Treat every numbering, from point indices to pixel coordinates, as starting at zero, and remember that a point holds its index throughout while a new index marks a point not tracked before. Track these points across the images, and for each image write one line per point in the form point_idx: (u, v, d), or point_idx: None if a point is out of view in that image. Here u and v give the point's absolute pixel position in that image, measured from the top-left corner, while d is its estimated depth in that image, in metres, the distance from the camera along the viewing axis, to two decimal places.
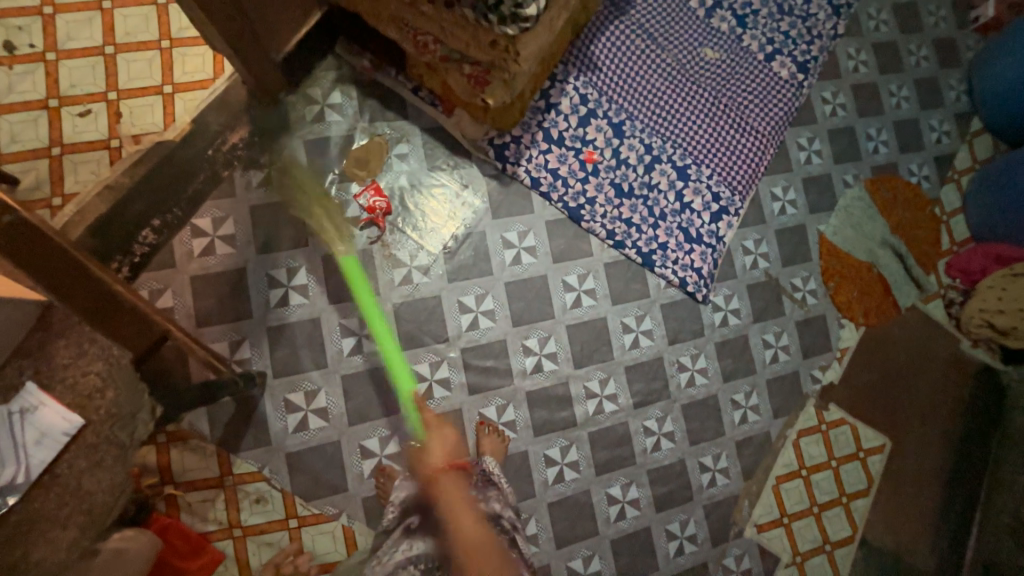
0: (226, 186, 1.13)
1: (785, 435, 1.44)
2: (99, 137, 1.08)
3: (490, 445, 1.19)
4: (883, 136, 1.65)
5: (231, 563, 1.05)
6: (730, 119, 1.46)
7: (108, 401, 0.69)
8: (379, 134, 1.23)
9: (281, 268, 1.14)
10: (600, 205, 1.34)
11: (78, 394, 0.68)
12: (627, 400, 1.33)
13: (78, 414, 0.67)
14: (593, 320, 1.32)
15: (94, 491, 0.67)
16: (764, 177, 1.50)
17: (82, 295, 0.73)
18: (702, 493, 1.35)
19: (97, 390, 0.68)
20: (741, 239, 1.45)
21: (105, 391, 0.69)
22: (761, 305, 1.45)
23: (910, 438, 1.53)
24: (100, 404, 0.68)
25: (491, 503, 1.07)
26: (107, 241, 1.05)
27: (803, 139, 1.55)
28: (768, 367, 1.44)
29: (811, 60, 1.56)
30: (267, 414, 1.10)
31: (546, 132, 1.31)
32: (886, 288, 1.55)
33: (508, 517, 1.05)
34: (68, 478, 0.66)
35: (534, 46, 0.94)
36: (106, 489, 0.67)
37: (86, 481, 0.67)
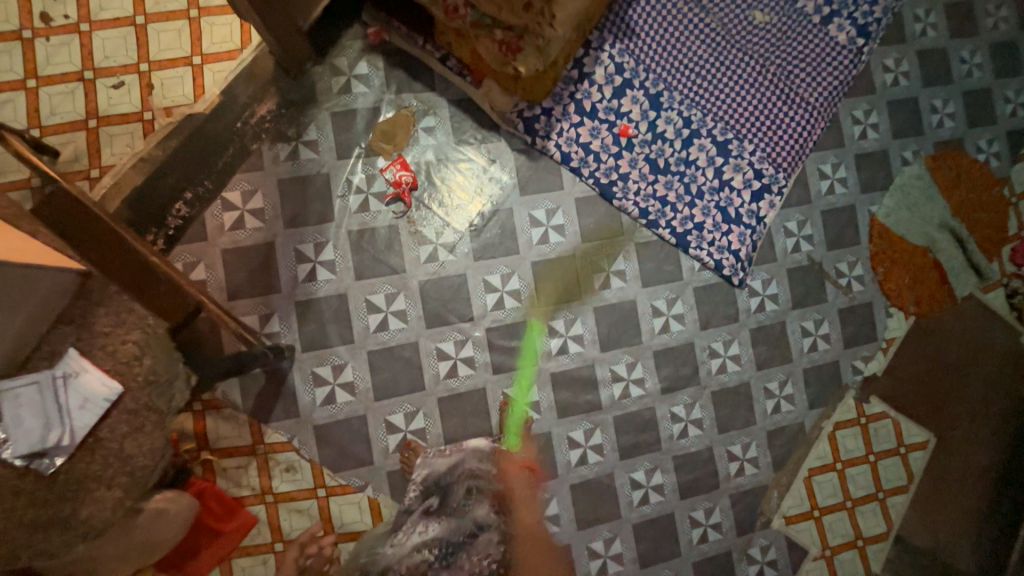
0: (255, 160, 1.13)
1: (821, 426, 1.38)
2: (132, 109, 1.09)
3: (513, 424, 1.19)
4: (949, 108, 1.50)
5: (264, 527, 1.10)
6: (778, 89, 1.36)
7: (147, 368, 0.70)
8: (406, 107, 1.19)
9: (308, 244, 1.14)
10: (633, 181, 1.27)
11: (118, 361, 0.69)
12: (655, 385, 1.29)
13: (117, 380, 0.68)
14: (622, 302, 1.28)
15: (134, 455, 0.69)
16: (812, 153, 1.39)
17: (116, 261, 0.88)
18: (729, 482, 1.32)
19: (134, 358, 0.69)
20: (783, 221, 1.37)
21: (143, 359, 0.70)
22: (801, 291, 1.37)
23: (957, 435, 1.44)
24: (138, 370, 0.69)
25: None
26: (143, 213, 1.07)
27: (858, 112, 1.43)
28: (806, 355, 1.37)
29: (874, 22, 1.42)
30: (296, 386, 1.12)
31: (578, 103, 1.25)
32: (941, 275, 1.44)
33: None
34: (112, 443, 0.68)
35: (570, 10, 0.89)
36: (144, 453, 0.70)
37: (128, 445, 0.68)
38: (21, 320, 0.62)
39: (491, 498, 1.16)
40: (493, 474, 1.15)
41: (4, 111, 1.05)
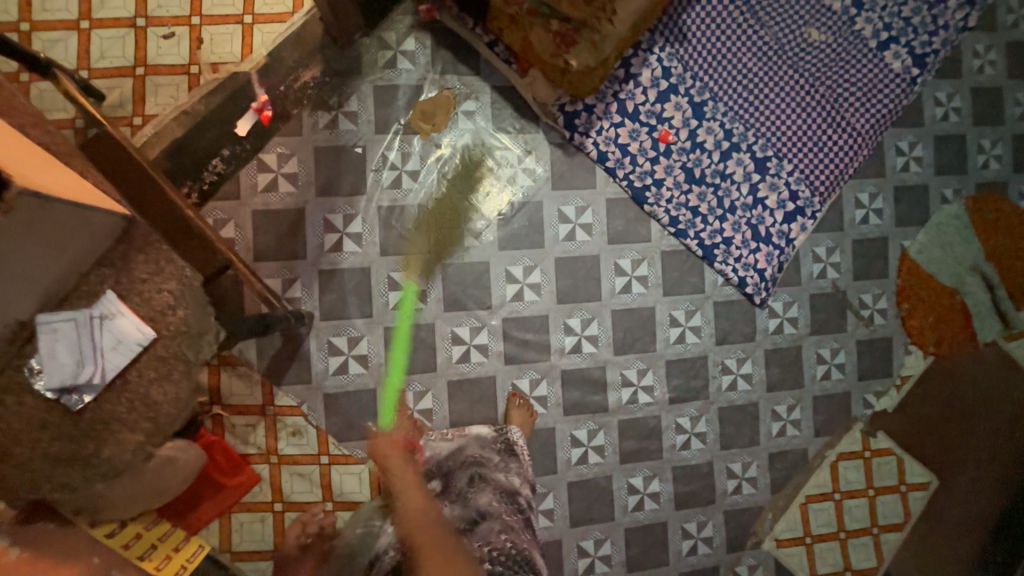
0: (294, 125, 1.13)
1: (824, 455, 1.37)
2: (180, 61, 1.09)
3: (519, 417, 1.19)
4: (997, 149, 1.46)
5: (266, 486, 1.12)
6: (823, 112, 1.33)
7: (179, 319, 0.71)
8: (448, 88, 1.19)
9: (338, 214, 1.14)
10: (666, 188, 1.26)
11: (152, 308, 0.70)
12: (663, 393, 1.29)
13: (151, 327, 0.70)
14: (641, 309, 1.28)
15: (159, 403, 0.70)
16: (851, 180, 1.37)
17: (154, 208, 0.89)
18: (725, 498, 1.32)
19: (169, 307, 0.71)
20: (812, 245, 1.35)
21: (176, 309, 0.71)
22: (822, 318, 1.36)
23: (959, 479, 1.42)
24: (171, 321, 0.71)
25: (511, 476, 1.02)
26: (179, 165, 1.08)
27: (903, 143, 1.40)
28: (818, 382, 1.36)
29: (931, 53, 1.38)
30: (311, 353, 1.14)
31: (621, 104, 1.24)
32: (966, 318, 1.42)
33: (526, 495, 1.01)
34: (138, 387, 0.69)
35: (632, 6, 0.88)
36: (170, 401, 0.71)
37: (153, 392, 0.70)
38: (67, 260, 0.64)
39: (499, 492, 0.98)
40: (498, 462, 1.05)
41: (56, 49, 1.06)
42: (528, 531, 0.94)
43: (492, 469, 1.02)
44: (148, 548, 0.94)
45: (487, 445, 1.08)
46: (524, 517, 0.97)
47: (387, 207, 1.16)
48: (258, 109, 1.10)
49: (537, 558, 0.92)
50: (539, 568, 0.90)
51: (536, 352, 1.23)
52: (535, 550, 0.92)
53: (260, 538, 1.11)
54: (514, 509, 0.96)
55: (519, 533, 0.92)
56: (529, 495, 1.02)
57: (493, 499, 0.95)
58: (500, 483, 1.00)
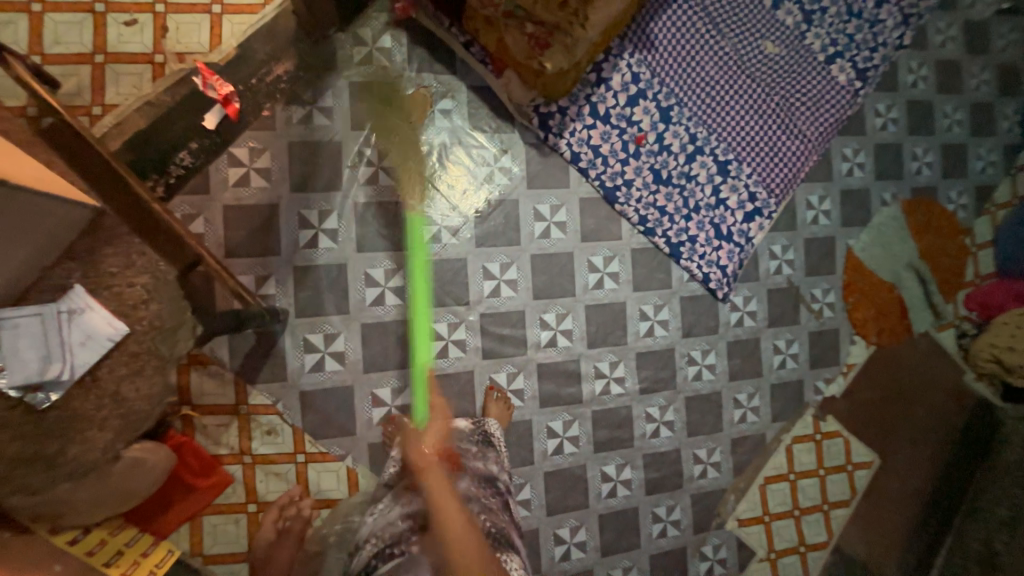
0: (267, 119, 1.11)
1: (780, 439, 1.47)
2: (143, 50, 1.05)
3: (496, 411, 1.21)
4: (928, 157, 1.61)
5: (239, 486, 1.09)
6: (778, 120, 1.43)
7: (151, 314, 0.71)
8: (425, 86, 1.20)
9: (313, 210, 1.13)
10: (636, 188, 1.32)
11: (123, 303, 0.69)
12: (634, 384, 1.35)
13: (124, 322, 0.68)
14: (612, 304, 1.33)
15: (130, 399, 0.70)
16: (803, 184, 1.48)
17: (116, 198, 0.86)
18: (692, 482, 1.39)
19: (140, 302, 0.70)
20: (769, 244, 1.45)
21: (148, 304, 0.71)
22: (778, 311, 1.46)
23: (896, 457, 1.57)
24: (143, 315, 0.70)
25: (488, 464, 1.06)
26: (143, 157, 1.04)
27: (848, 150, 1.53)
28: (775, 371, 1.46)
29: (872, 68, 1.51)
30: (286, 351, 1.12)
31: (593, 107, 1.28)
32: (902, 310, 1.56)
33: (504, 480, 1.05)
34: (108, 383, 0.68)
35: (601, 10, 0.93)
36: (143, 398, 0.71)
37: (124, 388, 0.69)
38: (27, 252, 0.62)
39: (477, 479, 1.00)
40: (476, 451, 1.07)
41: (3, 32, 1.00)
42: (507, 513, 0.99)
43: (470, 458, 1.04)
44: (113, 554, 0.92)
45: (466, 437, 1.10)
46: (503, 499, 1.01)
47: (364, 203, 1.16)
48: (224, 101, 1.06)
49: (515, 537, 0.96)
50: (518, 545, 0.95)
51: (513, 347, 1.26)
52: (513, 530, 0.96)
53: (232, 540, 1.08)
54: (492, 493, 1.00)
55: (498, 514, 0.96)
56: (505, 479, 1.06)
57: (472, 484, 0.98)
58: (478, 471, 1.02)
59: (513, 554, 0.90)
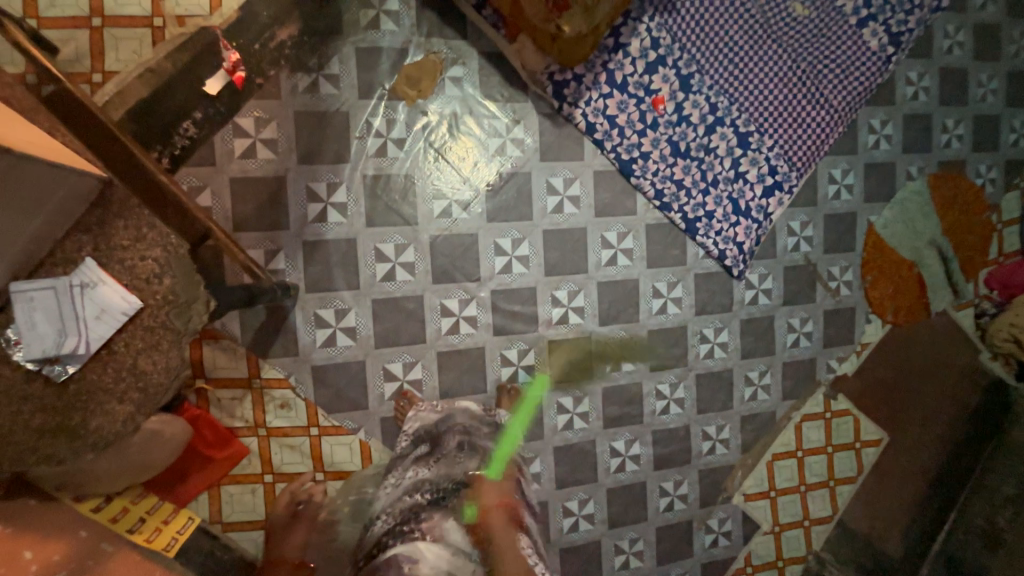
0: (271, 87, 1.07)
1: (789, 417, 1.47)
2: (140, 13, 1.01)
3: (510, 405, 1.19)
4: (959, 129, 1.54)
5: (255, 458, 1.12)
6: (803, 89, 1.36)
7: (165, 288, 0.69)
8: (434, 52, 1.14)
9: (321, 182, 1.11)
10: (653, 161, 1.28)
11: (136, 276, 0.68)
12: (645, 361, 1.34)
13: (136, 296, 0.67)
14: (625, 280, 1.31)
15: (149, 371, 0.69)
16: (826, 157, 1.42)
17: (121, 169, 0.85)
18: (700, 458, 1.41)
19: (154, 275, 0.68)
20: (788, 220, 1.40)
21: (163, 278, 0.69)
22: (793, 289, 1.43)
23: (906, 435, 1.56)
24: (157, 290, 0.68)
25: (498, 446, 1.02)
26: (147, 128, 1.01)
27: (875, 122, 1.46)
28: (788, 349, 1.44)
29: (906, 32, 1.42)
30: (297, 326, 1.12)
31: (610, 74, 1.23)
32: (922, 288, 1.52)
33: (516, 462, 1.01)
34: (125, 357, 0.67)
35: None
36: (161, 371, 0.69)
37: (141, 361, 0.68)
38: (38, 225, 0.60)
39: (487, 461, 0.97)
40: (486, 432, 1.04)
41: None
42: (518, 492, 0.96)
43: (479, 440, 1.01)
44: (137, 521, 0.96)
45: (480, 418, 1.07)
46: (515, 480, 0.98)
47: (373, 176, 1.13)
48: (230, 69, 1.03)
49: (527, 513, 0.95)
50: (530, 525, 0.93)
51: (523, 324, 1.25)
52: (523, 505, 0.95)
53: (250, 509, 1.11)
54: (502, 474, 0.97)
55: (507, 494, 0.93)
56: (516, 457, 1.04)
57: (481, 465, 0.94)
58: (487, 453, 0.99)
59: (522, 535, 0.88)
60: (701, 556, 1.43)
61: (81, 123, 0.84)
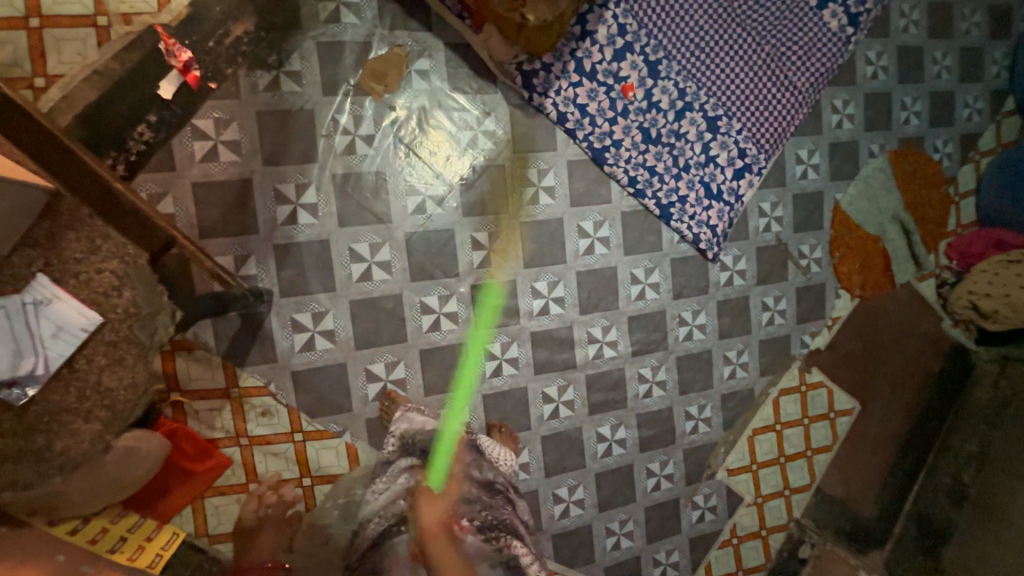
0: (230, 86, 1.03)
1: (767, 392, 1.52)
2: (83, 12, 0.95)
3: (503, 437, 1.21)
4: (917, 106, 1.59)
5: (238, 468, 1.10)
6: (768, 71, 1.38)
7: (125, 299, 0.68)
8: (399, 45, 1.12)
9: (289, 183, 1.08)
10: (625, 149, 1.28)
11: (93, 290, 0.67)
12: (626, 347, 1.36)
13: (95, 311, 0.66)
14: (604, 269, 1.32)
15: (114, 389, 0.68)
16: (792, 138, 1.45)
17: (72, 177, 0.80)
18: (684, 437, 1.44)
19: (113, 288, 0.67)
20: (758, 201, 1.43)
21: (122, 290, 0.68)
22: (766, 268, 1.47)
23: (876, 403, 1.64)
24: (117, 302, 0.67)
25: (485, 469, 1.03)
26: (98, 134, 0.96)
27: (838, 102, 1.49)
28: (763, 328, 1.48)
29: (864, 12, 1.45)
30: (273, 332, 1.09)
31: (578, 63, 1.22)
32: (886, 262, 1.58)
33: (503, 482, 1.03)
34: (88, 375, 0.67)
35: None
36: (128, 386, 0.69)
37: (106, 378, 0.68)
38: None
39: (478, 484, 1.00)
40: (473, 458, 1.04)
41: None
42: (510, 504, 0.99)
43: (468, 466, 1.02)
44: (116, 541, 0.91)
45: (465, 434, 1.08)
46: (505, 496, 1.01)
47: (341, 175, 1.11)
48: (183, 68, 0.99)
49: (519, 521, 0.99)
50: (524, 534, 0.97)
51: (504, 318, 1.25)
52: (516, 515, 0.98)
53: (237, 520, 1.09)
54: (493, 490, 1.00)
55: (500, 509, 0.97)
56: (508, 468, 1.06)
57: (472, 487, 0.99)
58: (478, 478, 1.01)
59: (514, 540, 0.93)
60: (688, 532, 1.47)
61: (10, 127, 0.77)
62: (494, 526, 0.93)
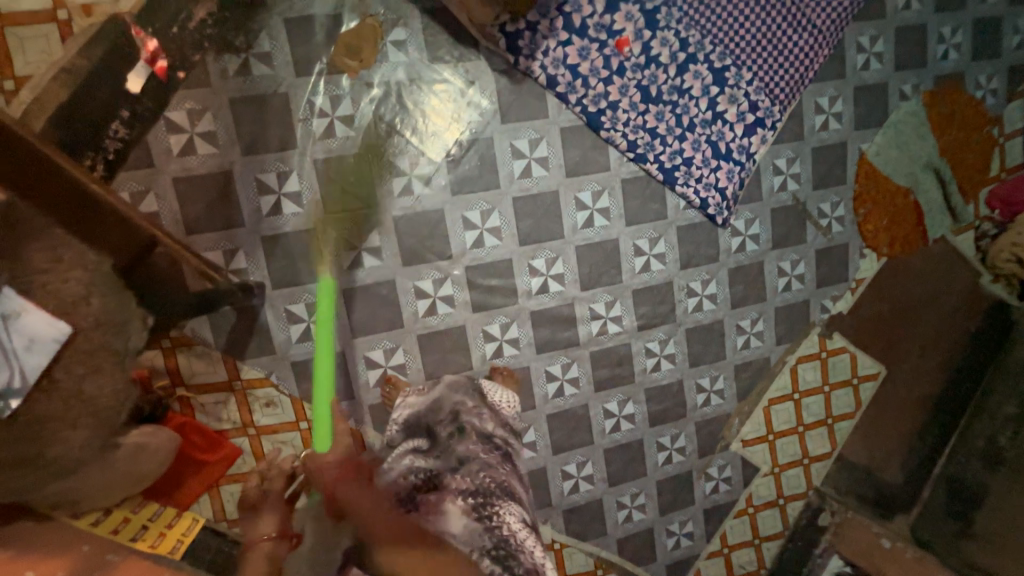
0: (200, 73, 0.99)
1: (785, 361, 1.45)
2: (41, 6, 0.91)
3: (505, 377, 1.18)
4: (957, 37, 1.41)
5: (249, 456, 1.13)
6: (782, 10, 1.24)
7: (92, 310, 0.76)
8: (371, 14, 1.05)
9: (270, 173, 1.04)
10: (622, 111, 1.19)
11: (61, 301, 0.73)
12: (632, 322, 1.31)
13: (64, 322, 0.72)
14: (604, 242, 1.26)
15: (95, 396, 0.77)
16: (811, 84, 1.32)
17: (50, 187, 0.76)
18: (695, 411, 1.41)
19: (80, 299, 0.75)
20: (773, 158, 1.32)
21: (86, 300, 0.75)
22: (782, 231, 1.37)
23: (904, 366, 1.55)
24: (84, 313, 0.75)
25: (486, 421, 1.01)
26: (72, 134, 0.94)
27: (864, 39, 1.34)
28: (779, 294, 1.40)
29: None
30: (269, 324, 1.09)
31: (566, 17, 1.12)
32: (918, 216, 1.46)
33: (502, 435, 0.99)
34: (69, 383, 0.74)
35: None
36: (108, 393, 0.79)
37: (87, 386, 0.76)
38: None
39: (478, 436, 0.97)
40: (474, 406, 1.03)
41: None
42: (508, 465, 0.96)
43: (469, 416, 1.00)
44: (139, 529, 0.95)
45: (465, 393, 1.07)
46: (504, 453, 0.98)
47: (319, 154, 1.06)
48: (150, 58, 0.95)
49: (518, 486, 0.95)
50: (521, 493, 0.94)
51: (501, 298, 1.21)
52: (515, 480, 0.94)
53: None
54: (492, 448, 0.96)
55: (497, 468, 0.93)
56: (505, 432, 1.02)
57: (472, 446, 0.95)
58: (479, 428, 0.98)
59: (511, 505, 0.89)
60: (702, 503, 1.46)
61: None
62: (490, 491, 0.89)
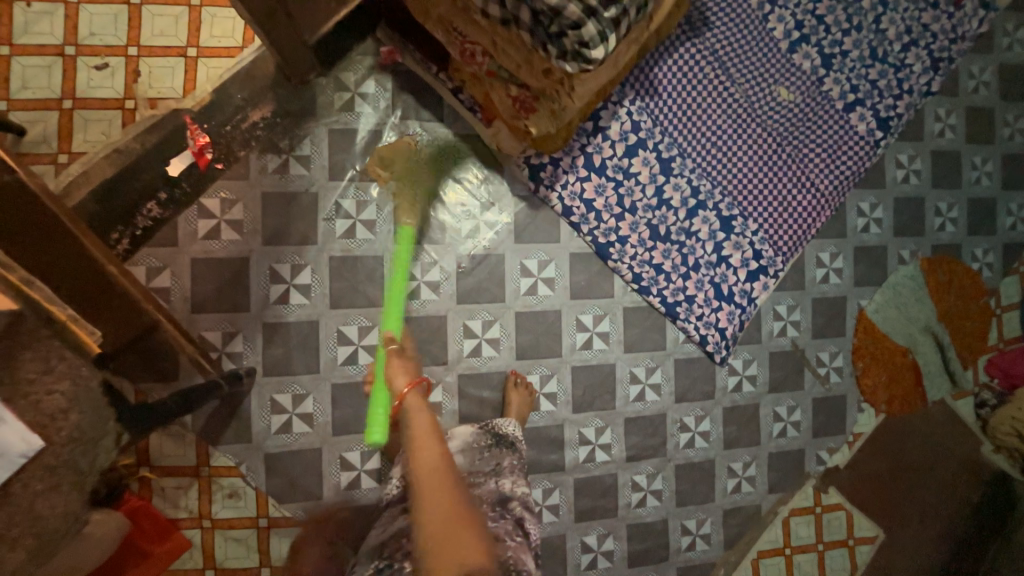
0: (240, 168, 1.06)
1: (776, 511, 1.37)
2: (114, 96, 1.01)
3: (517, 401, 1.16)
4: (952, 213, 1.45)
5: (197, 551, 1.05)
6: (791, 173, 1.32)
7: (70, 422, 0.68)
8: (409, 133, 1.13)
9: (285, 264, 1.08)
10: (631, 245, 1.24)
11: (41, 412, 0.65)
12: (621, 451, 1.27)
13: (39, 435, 0.64)
14: (602, 365, 1.25)
15: (44, 516, 0.68)
16: (813, 240, 1.37)
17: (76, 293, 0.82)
18: (679, 555, 1.31)
19: (59, 412, 0.66)
20: (773, 303, 1.35)
21: (68, 413, 0.67)
22: (779, 375, 1.36)
23: (908, 535, 1.43)
24: (61, 425, 0.67)
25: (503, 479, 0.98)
26: (109, 210, 0.99)
27: (865, 205, 1.40)
28: (773, 440, 1.36)
29: (895, 116, 1.38)
30: (251, 411, 1.06)
31: (588, 158, 1.21)
32: (916, 376, 1.43)
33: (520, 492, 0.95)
34: (22, 501, 0.65)
35: (609, 71, 0.85)
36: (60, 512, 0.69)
37: (39, 505, 0.67)
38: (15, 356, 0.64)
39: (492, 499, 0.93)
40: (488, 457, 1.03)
41: None
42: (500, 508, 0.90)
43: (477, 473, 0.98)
44: None
45: (476, 446, 1.05)
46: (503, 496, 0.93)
47: (337, 238, 1.10)
48: (196, 151, 1.03)
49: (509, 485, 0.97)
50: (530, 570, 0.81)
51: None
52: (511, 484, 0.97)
53: None
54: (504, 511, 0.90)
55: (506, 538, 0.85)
56: (523, 494, 0.97)
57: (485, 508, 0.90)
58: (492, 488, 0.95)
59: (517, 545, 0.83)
60: None
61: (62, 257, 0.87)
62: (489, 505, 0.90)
